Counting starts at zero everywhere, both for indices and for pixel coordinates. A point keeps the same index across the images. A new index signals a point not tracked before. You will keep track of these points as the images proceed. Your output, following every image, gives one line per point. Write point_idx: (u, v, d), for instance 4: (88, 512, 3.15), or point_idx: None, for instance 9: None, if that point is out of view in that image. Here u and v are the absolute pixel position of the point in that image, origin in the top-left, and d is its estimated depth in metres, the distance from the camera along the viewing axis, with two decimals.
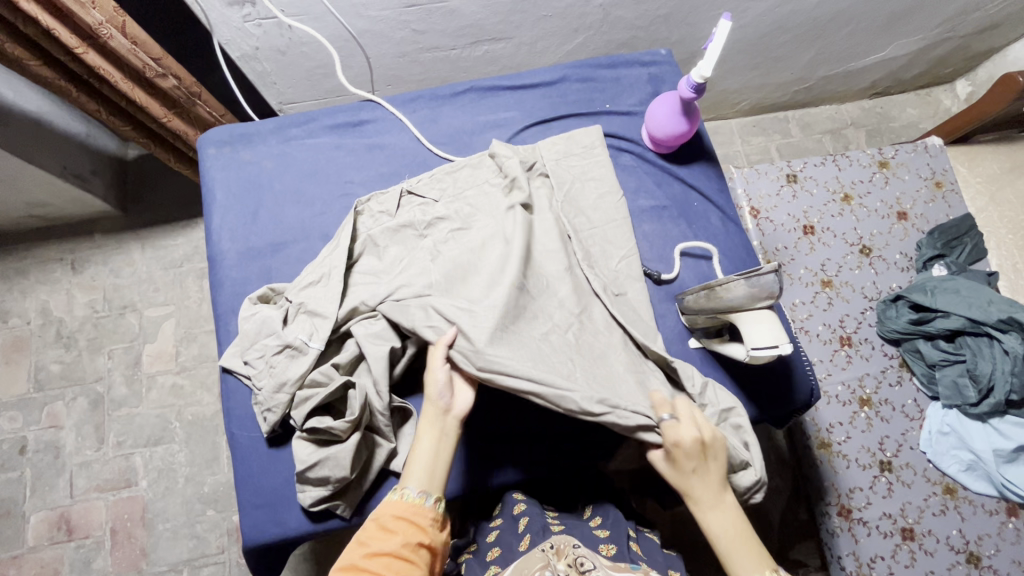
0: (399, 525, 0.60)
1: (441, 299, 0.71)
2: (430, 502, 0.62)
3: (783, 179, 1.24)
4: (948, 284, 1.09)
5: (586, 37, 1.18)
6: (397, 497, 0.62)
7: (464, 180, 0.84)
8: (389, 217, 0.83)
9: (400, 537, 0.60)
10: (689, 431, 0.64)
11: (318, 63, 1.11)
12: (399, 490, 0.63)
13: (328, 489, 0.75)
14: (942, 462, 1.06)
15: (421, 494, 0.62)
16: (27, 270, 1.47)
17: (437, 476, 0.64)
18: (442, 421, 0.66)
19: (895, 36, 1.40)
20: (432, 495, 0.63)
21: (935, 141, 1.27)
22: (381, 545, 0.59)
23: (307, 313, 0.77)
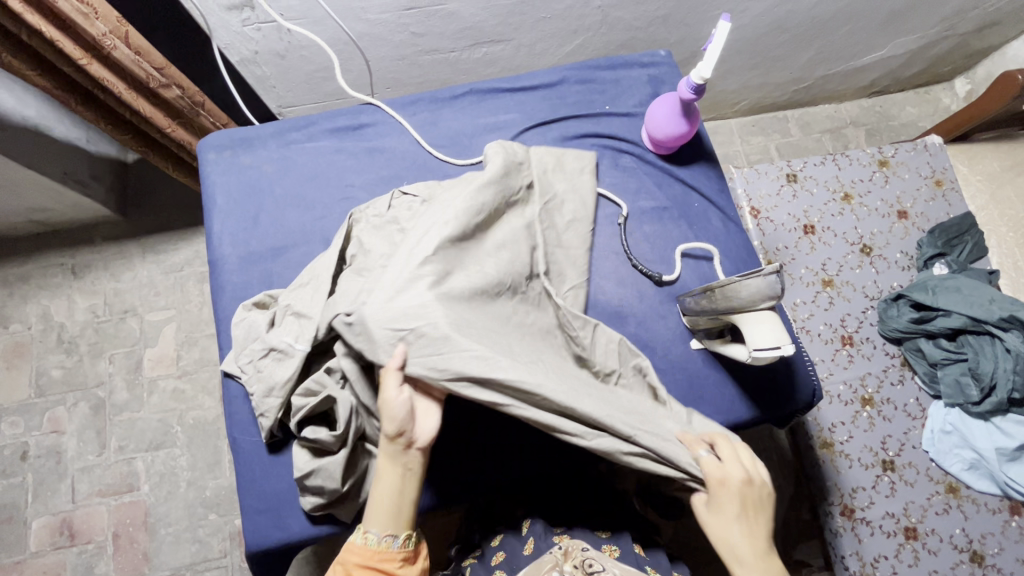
0: (364, 573, 0.59)
1: (381, 310, 0.65)
2: (398, 542, 0.62)
3: (783, 178, 1.24)
4: (949, 283, 1.09)
5: (585, 39, 1.18)
6: (359, 542, 0.61)
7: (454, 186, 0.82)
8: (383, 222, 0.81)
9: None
10: (735, 471, 0.63)
11: (317, 67, 1.11)
12: (362, 534, 0.61)
13: (323, 498, 0.74)
14: (944, 460, 1.06)
15: (385, 539, 0.61)
16: (28, 276, 1.47)
17: (402, 513, 0.62)
18: (404, 456, 0.62)
19: (894, 35, 1.40)
20: (398, 537, 0.62)
21: (935, 140, 1.27)
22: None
23: (294, 314, 0.77)
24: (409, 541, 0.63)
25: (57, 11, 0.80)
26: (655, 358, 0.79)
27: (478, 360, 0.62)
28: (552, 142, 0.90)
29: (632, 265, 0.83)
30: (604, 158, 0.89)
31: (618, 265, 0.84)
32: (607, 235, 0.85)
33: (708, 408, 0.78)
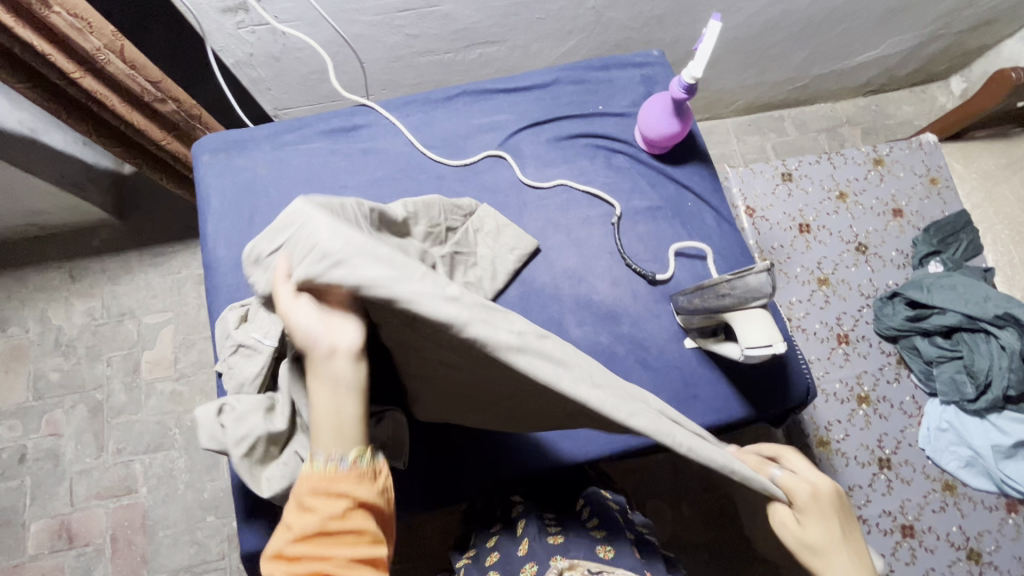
0: (320, 500, 0.49)
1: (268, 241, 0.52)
2: (348, 462, 0.49)
3: (778, 177, 1.25)
4: (944, 281, 1.10)
5: (580, 39, 1.19)
6: (307, 468, 0.49)
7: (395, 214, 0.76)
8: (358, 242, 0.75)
9: (320, 515, 0.48)
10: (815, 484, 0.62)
11: (312, 69, 1.11)
12: (309, 459, 0.50)
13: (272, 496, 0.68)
14: (941, 458, 1.06)
15: (331, 461, 0.49)
16: (26, 279, 1.47)
17: (349, 431, 0.49)
18: (330, 367, 0.47)
19: (889, 34, 1.40)
20: (349, 456, 0.49)
21: (930, 138, 1.27)
22: (301, 527, 0.48)
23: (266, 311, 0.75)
24: (362, 459, 0.50)
25: (51, 27, 0.80)
26: (649, 359, 0.79)
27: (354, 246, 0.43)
28: (545, 142, 0.90)
29: (627, 264, 0.83)
30: (598, 158, 0.89)
31: (611, 265, 0.84)
32: (601, 235, 0.85)
33: (702, 406, 0.78)
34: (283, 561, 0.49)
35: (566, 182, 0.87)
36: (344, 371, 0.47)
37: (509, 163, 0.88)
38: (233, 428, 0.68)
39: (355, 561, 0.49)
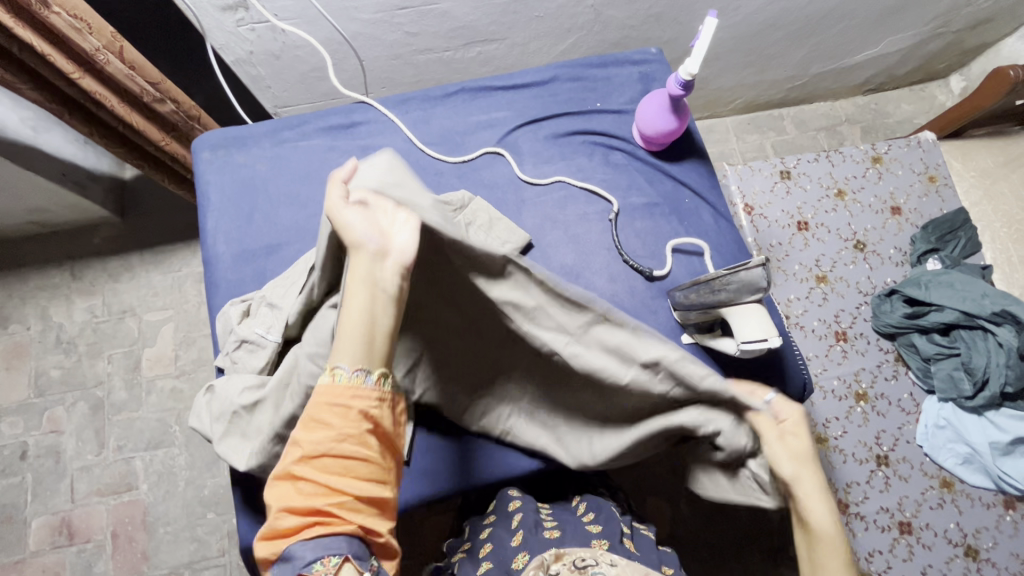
0: (338, 414, 0.48)
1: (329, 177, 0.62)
2: (373, 379, 0.50)
3: (777, 175, 1.25)
4: (941, 278, 1.10)
5: (579, 37, 1.19)
6: (327, 379, 0.49)
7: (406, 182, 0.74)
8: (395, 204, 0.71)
9: (336, 431, 0.48)
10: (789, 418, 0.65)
11: (312, 67, 1.11)
12: (330, 370, 0.50)
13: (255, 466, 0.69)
14: (938, 455, 1.06)
15: (357, 373, 0.49)
16: (27, 277, 1.48)
17: (378, 339, 0.51)
18: (377, 270, 0.54)
19: (887, 32, 1.40)
20: (373, 372, 0.50)
21: (928, 136, 1.27)
22: (313, 445, 0.48)
23: (268, 306, 0.77)
24: (386, 382, 0.51)
25: (51, 28, 0.81)
26: None
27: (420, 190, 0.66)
28: (543, 139, 0.90)
29: (624, 260, 0.83)
30: (595, 155, 0.90)
31: (609, 261, 0.84)
32: (599, 232, 0.85)
33: None
34: (291, 480, 0.48)
35: (564, 178, 0.87)
36: (388, 277, 0.54)
37: (507, 160, 0.89)
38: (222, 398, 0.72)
39: (362, 488, 0.48)
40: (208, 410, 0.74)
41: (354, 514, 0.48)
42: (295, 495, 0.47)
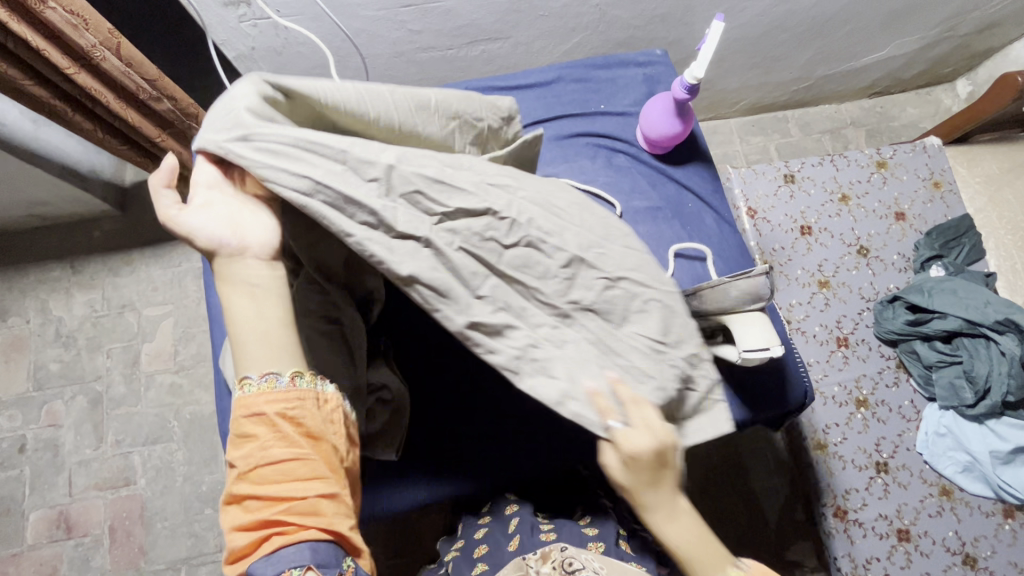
0: (259, 421, 0.53)
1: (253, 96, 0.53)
2: (286, 380, 0.54)
3: (780, 179, 1.24)
4: (945, 285, 1.09)
5: (584, 37, 1.18)
6: (239, 394, 0.53)
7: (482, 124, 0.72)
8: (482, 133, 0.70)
9: (263, 441, 0.53)
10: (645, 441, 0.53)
11: (314, 63, 1.10)
12: (240, 384, 0.53)
13: None
14: (938, 463, 1.06)
15: (266, 379, 0.53)
16: (27, 270, 1.48)
17: (274, 339, 0.54)
18: (244, 270, 0.52)
19: (894, 35, 1.39)
20: (284, 373, 0.54)
21: (934, 141, 1.26)
22: (247, 460, 0.53)
23: None
24: (300, 380, 0.55)
25: (46, 22, 0.81)
26: None
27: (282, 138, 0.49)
28: (545, 141, 0.88)
29: None
30: (598, 158, 0.88)
31: None
32: None
33: None
34: (238, 502, 0.53)
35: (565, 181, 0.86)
36: (255, 271, 0.52)
37: None
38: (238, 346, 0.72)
39: (300, 489, 0.52)
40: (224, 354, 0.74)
41: (304, 517, 0.52)
42: (243, 514, 0.52)
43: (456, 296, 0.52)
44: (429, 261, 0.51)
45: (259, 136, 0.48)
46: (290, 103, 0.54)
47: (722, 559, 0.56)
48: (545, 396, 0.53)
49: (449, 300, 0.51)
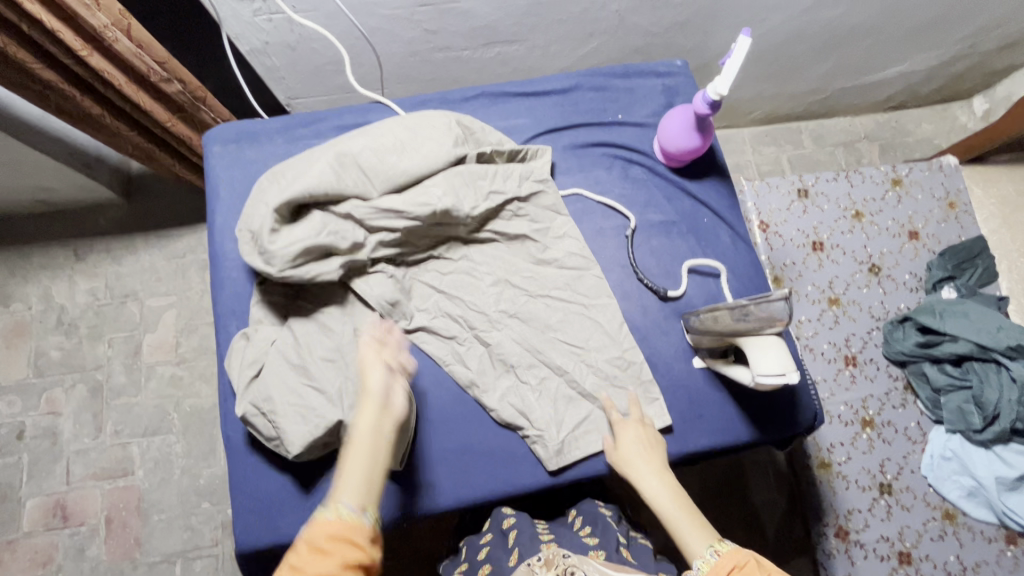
0: (336, 545, 0.51)
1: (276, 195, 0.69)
2: (369, 519, 0.54)
3: (794, 194, 1.23)
4: (956, 307, 1.08)
5: (601, 42, 1.16)
6: (330, 513, 0.53)
7: (470, 130, 0.80)
8: (474, 140, 0.79)
9: (335, 556, 0.50)
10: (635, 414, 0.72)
11: (328, 60, 1.09)
12: (334, 507, 0.53)
13: (263, 413, 0.68)
14: (942, 487, 1.05)
15: (359, 511, 0.54)
16: (30, 255, 1.47)
17: (374, 488, 0.57)
18: (384, 424, 0.61)
19: (914, 50, 1.37)
20: (370, 513, 0.55)
21: (950, 161, 1.25)
22: (316, 571, 0.49)
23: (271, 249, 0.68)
24: (377, 524, 0.55)
25: (59, 2, 0.80)
26: (656, 376, 0.77)
27: (304, 242, 0.68)
28: (561, 150, 0.86)
29: (638, 278, 0.80)
30: (614, 168, 0.86)
31: (622, 278, 0.81)
32: (614, 248, 0.82)
33: (707, 427, 0.76)
34: None
35: (580, 191, 0.84)
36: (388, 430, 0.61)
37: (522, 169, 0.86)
38: (250, 348, 0.71)
39: None
40: (234, 359, 0.72)
41: None
42: None
43: (404, 308, 0.76)
44: (390, 284, 0.75)
45: (287, 243, 0.68)
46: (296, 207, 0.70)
47: (709, 534, 0.62)
48: (460, 375, 0.75)
49: (399, 311, 0.75)
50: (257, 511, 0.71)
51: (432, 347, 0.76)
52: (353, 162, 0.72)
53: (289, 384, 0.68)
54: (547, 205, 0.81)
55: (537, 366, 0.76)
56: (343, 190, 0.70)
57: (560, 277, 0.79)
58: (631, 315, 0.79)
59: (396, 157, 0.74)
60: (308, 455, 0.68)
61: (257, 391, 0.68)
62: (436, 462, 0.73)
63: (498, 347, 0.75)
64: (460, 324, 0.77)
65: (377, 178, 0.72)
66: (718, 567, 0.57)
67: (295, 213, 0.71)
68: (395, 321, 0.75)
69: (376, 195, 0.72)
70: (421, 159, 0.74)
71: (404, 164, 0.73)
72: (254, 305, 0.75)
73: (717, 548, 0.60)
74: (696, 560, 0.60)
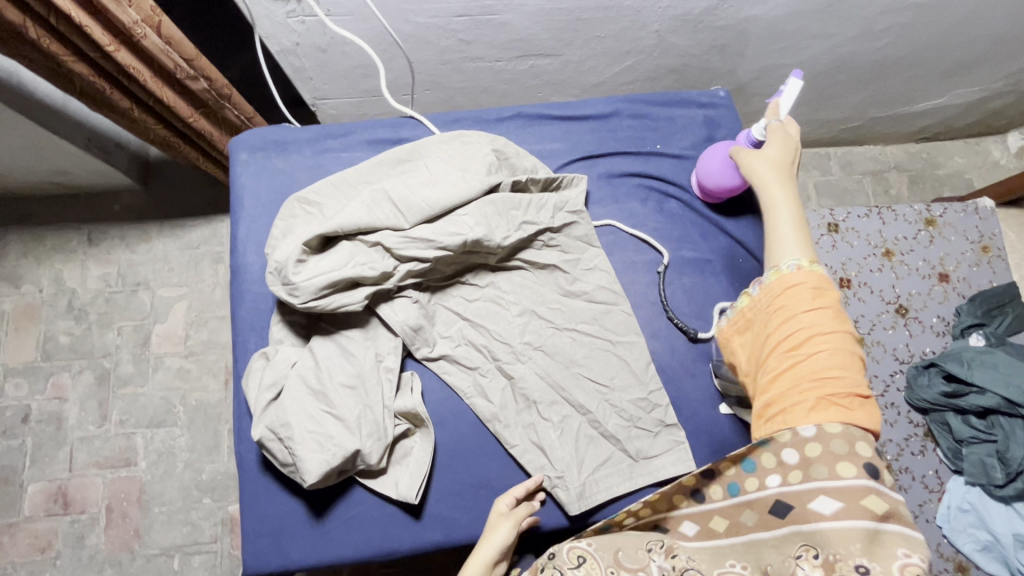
0: None
1: (308, 230, 0.68)
2: None
3: (824, 228, 1.20)
4: (985, 357, 1.04)
5: (637, 61, 1.13)
6: None
7: (503, 155, 0.78)
8: (508, 166, 0.78)
9: None
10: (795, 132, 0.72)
11: (358, 64, 1.06)
12: None
13: (279, 441, 0.66)
14: (957, 539, 1.03)
15: None
16: (44, 237, 1.45)
17: None
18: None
19: (954, 85, 1.34)
20: None
21: (987, 203, 1.21)
22: None
23: (295, 283, 0.66)
24: None
25: None
26: (680, 420, 0.75)
27: (331, 275, 0.67)
28: (596, 178, 0.84)
29: (668, 317, 0.78)
30: (649, 201, 0.83)
31: (652, 315, 0.79)
32: (645, 284, 0.80)
33: None
34: None
35: (613, 222, 0.81)
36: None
37: None
38: (268, 371, 0.69)
39: None
40: (254, 379, 0.70)
41: None
42: None
43: (426, 334, 0.74)
44: (415, 310, 0.73)
45: (314, 276, 0.67)
46: (326, 240, 0.69)
47: (801, 251, 0.63)
48: (481, 410, 0.73)
49: (422, 338, 0.73)
50: (267, 537, 0.70)
51: (453, 378, 0.74)
52: (385, 195, 0.71)
53: (307, 410, 0.67)
54: (578, 235, 0.79)
55: (559, 403, 0.74)
56: (375, 224, 0.69)
57: (588, 310, 0.77)
58: (658, 354, 0.77)
59: (429, 189, 0.72)
60: (322, 483, 0.67)
61: (272, 416, 0.67)
62: (451, 496, 0.71)
63: (520, 381, 0.74)
64: (483, 354, 0.75)
65: (410, 210, 0.70)
66: (789, 292, 0.60)
67: (326, 244, 0.70)
68: (416, 348, 0.73)
69: (408, 226, 0.71)
70: (456, 190, 0.72)
71: (438, 194, 0.72)
72: (275, 324, 0.73)
73: (800, 267, 0.61)
74: (772, 267, 0.63)
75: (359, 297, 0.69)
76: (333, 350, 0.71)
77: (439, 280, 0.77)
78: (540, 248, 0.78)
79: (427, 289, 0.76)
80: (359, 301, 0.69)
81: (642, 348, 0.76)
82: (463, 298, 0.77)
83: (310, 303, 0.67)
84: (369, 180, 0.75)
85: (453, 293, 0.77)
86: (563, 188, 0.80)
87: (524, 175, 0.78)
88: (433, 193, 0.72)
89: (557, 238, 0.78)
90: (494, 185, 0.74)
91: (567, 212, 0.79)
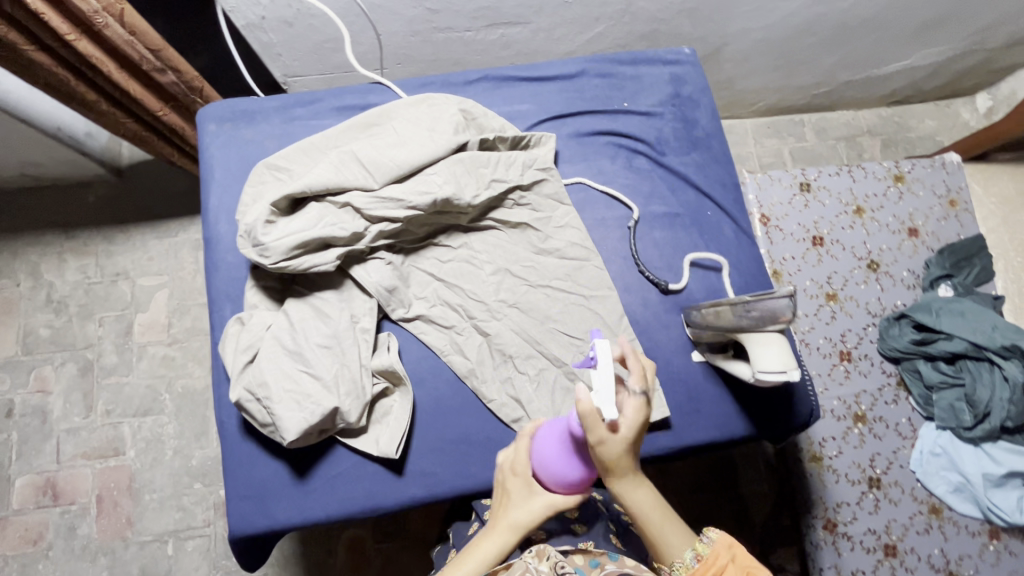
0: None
1: (276, 193, 0.69)
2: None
3: (796, 187, 1.22)
4: (954, 305, 1.08)
5: (606, 27, 1.14)
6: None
7: (469, 117, 0.79)
8: (476, 127, 0.79)
9: None
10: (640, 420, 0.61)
11: (327, 37, 1.06)
12: None
13: (258, 404, 0.67)
14: (930, 482, 1.07)
15: None
16: (18, 232, 1.44)
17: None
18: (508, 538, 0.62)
19: (922, 44, 1.35)
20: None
21: (953, 158, 1.24)
22: None
23: (264, 244, 0.67)
24: None
25: None
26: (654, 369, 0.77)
27: (299, 236, 0.67)
28: (565, 137, 0.84)
29: (640, 271, 0.80)
30: (618, 158, 0.84)
31: (624, 269, 0.80)
32: (616, 239, 0.81)
33: (704, 421, 0.76)
34: None
35: (584, 180, 0.82)
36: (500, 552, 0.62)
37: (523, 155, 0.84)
38: (246, 334, 0.70)
39: None
40: (232, 343, 0.70)
41: None
42: None
43: (401, 295, 0.75)
44: (388, 270, 0.74)
45: (283, 236, 0.67)
46: (292, 204, 0.70)
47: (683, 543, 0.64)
48: (458, 366, 0.74)
49: (397, 298, 0.74)
50: (251, 498, 0.71)
51: (430, 337, 0.75)
52: (353, 157, 0.72)
53: (284, 370, 0.68)
54: (548, 194, 0.80)
55: (535, 356, 0.75)
56: (343, 184, 0.70)
57: (560, 267, 0.78)
58: (631, 307, 0.79)
59: (398, 150, 0.73)
60: (302, 442, 0.68)
61: (251, 378, 0.67)
62: (433, 452, 0.73)
63: (496, 337, 0.75)
64: (458, 313, 0.76)
65: (377, 170, 0.71)
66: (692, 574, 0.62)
67: (295, 206, 0.71)
68: (392, 309, 0.74)
69: (377, 186, 0.71)
70: (423, 149, 0.73)
71: (406, 154, 0.72)
72: (249, 289, 0.74)
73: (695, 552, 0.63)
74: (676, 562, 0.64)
75: (329, 257, 0.69)
76: (309, 312, 0.71)
77: (414, 241, 0.78)
78: (512, 207, 0.79)
79: (402, 250, 0.77)
80: (330, 262, 0.69)
81: (614, 301, 0.77)
82: (436, 259, 0.78)
83: (280, 264, 0.68)
84: (337, 144, 0.75)
85: (427, 254, 0.78)
86: (532, 148, 0.81)
87: (491, 136, 0.79)
88: (401, 153, 0.72)
89: (528, 196, 0.79)
90: (462, 145, 0.75)
91: (536, 171, 0.80)
